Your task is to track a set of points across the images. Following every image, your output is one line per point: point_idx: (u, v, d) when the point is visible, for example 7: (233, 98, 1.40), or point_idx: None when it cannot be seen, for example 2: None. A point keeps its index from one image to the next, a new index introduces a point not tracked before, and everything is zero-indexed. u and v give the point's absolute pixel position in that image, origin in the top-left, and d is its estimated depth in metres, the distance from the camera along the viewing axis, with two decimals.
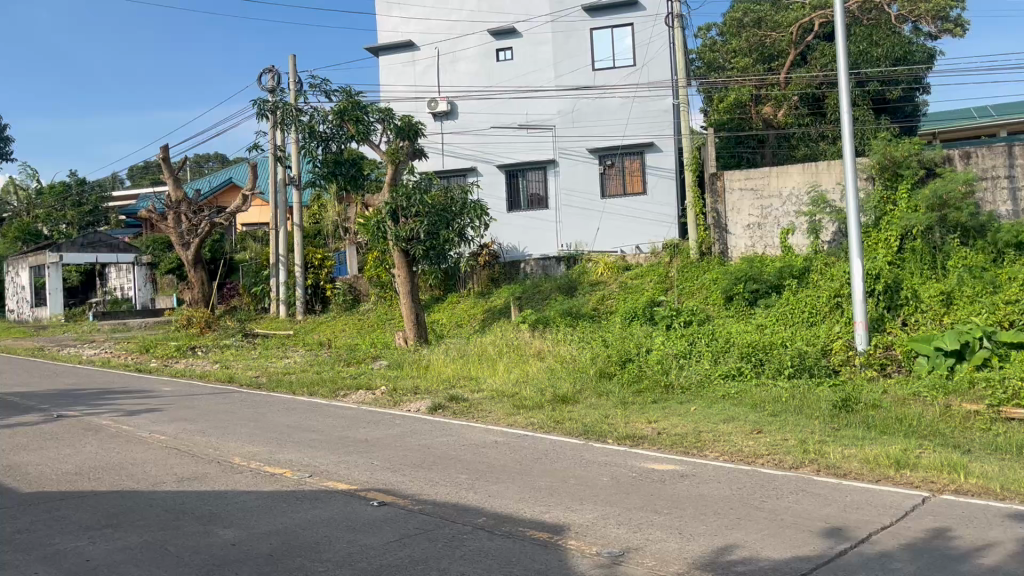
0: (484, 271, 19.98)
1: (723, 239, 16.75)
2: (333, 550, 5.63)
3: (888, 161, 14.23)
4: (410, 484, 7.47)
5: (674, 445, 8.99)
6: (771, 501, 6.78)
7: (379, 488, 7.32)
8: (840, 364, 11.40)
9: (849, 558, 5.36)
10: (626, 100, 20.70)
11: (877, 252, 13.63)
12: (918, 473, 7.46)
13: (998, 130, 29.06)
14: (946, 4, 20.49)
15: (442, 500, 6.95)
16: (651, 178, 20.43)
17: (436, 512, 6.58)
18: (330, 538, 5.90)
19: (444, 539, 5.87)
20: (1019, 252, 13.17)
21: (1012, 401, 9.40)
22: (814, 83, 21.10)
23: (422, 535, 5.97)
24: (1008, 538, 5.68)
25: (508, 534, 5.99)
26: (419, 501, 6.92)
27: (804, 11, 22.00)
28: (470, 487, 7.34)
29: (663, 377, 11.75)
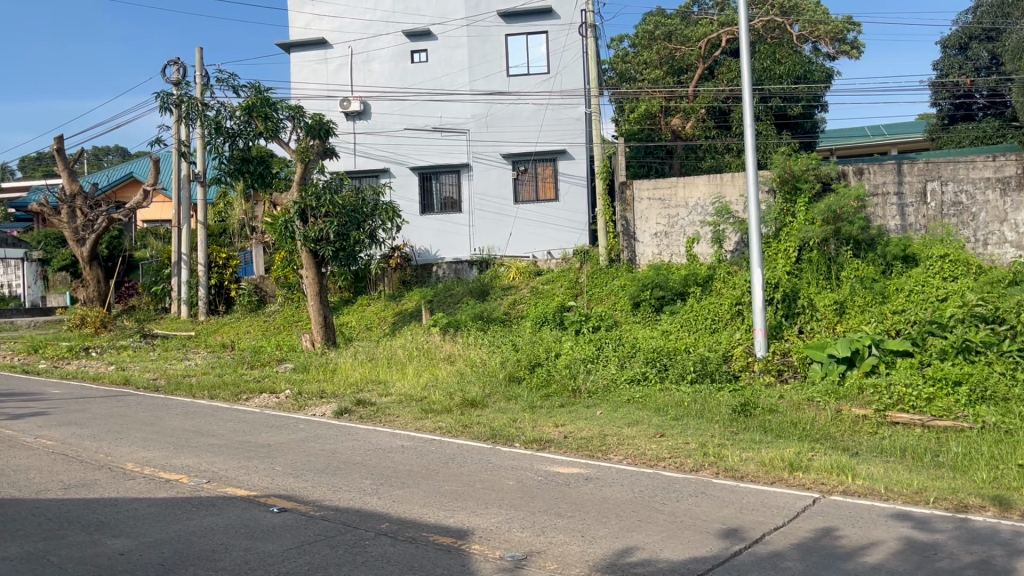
0: (395, 274, 19.82)
1: (631, 247, 17.09)
2: (229, 558, 5.48)
3: (788, 175, 14.78)
4: (312, 490, 7.34)
5: (580, 448, 9.12)
6: (672, 503, 6.95)
7: (280, 494, 7.17)
8: (740, 370, 11.80)
9: (743, 558, 5.55)
10: (539, 106, 20.91)
11: (777, 262, 14.21)
12: (811, 475, 7.80)
13: (889, 147, 30.86)
14: (843, 27, 21.51)
15: (345, 505, 6.86)
16: (563, 185, 20.71)
17: (338, 518, 6.49)
18: (226, 546, 5.74)
19: (346, 545, 5.79)
20: (906, 264, 13.90)
21: (898, 406, 9.92)
22: (720, 97, 22.01)
23: (322, 541, 5.88)
24: (891, 537, 5.99)
25: (411, 539, 5.96)
26: (320, 507, 6.80)
27: (713, 27, 22.61)
28: (374, 493, 7.27)
29: (570, 382, 11.88)
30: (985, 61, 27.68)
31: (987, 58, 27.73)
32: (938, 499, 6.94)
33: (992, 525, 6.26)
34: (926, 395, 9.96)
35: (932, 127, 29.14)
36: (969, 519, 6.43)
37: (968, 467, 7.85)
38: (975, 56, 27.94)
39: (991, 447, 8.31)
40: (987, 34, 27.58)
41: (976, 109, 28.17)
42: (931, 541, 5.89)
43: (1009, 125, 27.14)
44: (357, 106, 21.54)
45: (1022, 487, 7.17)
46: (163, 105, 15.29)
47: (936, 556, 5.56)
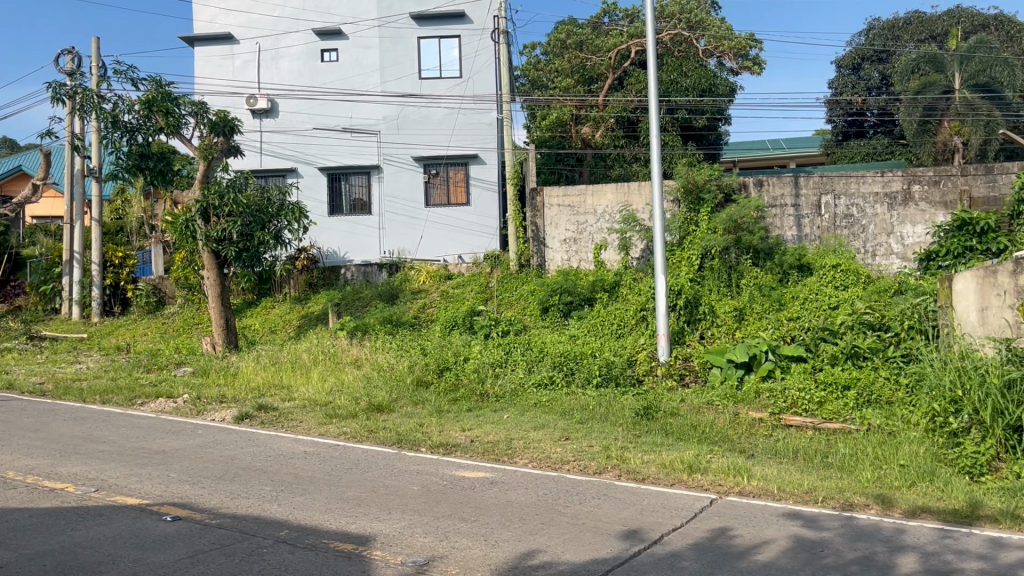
0: (301, 275, 19.44)
1: (541, 252, 17.23)
2: (116, 569, 5.26)
3: (691, 185, 15.21)
4: (208, 497, 7.13)
5: (486, 452, 9.15)
6: (574, 506, 7.05)
7: (174, 502, 6.93)
8: (644, 374, 12.07)
9: (642, 559, 5.68)
10: (451, 110, 20.88)
11: (680, 269, 14.63)
12: (708, 476, 8.04)
13: (787, 161, 32.14)
14: (745, 44, 21.93)
15: (243, 513, 6.68)
16: (474, 189, 20.79)
17: (235, 525, 6.32)
18: (113, 557, 5.51)
19: (242, 553, 5.65)
20: (801, 273, 14.49)
21: (792, 410, 10.34)
22: (628, 107, 22.24)
23: (217, 550, 5.71)
24: (782, 535, 6.23)
25: (310, 546, 5.86)
26: (216, 515, 6.61)
27: (623, 38, 23.02)
28: (274, 500, 7.10)
29: (478, 386, 11.90)
30: (876, 81, 29.10)
31: (878, 79, 29.18)
32: (826, 498, 7.27)
33: (875, 522, 6.60)
34: (817, 399, 10.44)
35: (827, 142, 30.30)
36: (855, 517, 6.75)
37: (854, 467, 8.26)
38: (867, 77, 29.39)
39: (876, 448, 8.75)
40: (878, 56, 29.39)
41: (868, 127, 29.63)
42: (819, 538, 6.16)
43: (897, 143, 28.66)
44: (264, 104, 21.04)
45: (904, 486, 7.59)
46: (56, 95, 14.55)
47: (823, 553, 5.82)
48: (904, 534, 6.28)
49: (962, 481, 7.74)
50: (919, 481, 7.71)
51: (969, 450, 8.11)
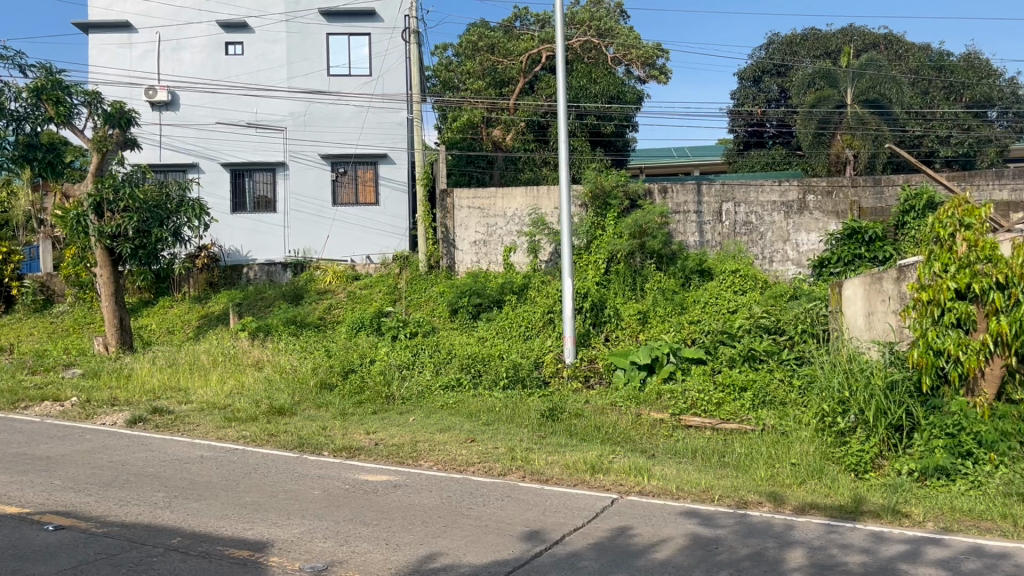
0: (201, 275, 18.85)
1: (450, 254, 17.14)
2: None
3: (599, 191, 15.48)
4: (95, 505, 6.81)
5: (390, 455, 9.06)
6: (477, 508, 7.06)
7: (57, 511, 6.59)
8: (550, 376, 12.17)
9: (543, 559, 5.74)
10: (359, 109, 20.61)
11: (586, 273, 14.88)
12: (610, 476, 8.19)
13: (692, 168, 33.15)
14: (653, 53, 22.07)
15: (132, 521, 6.41)
16: (383, 189, 20.56)
17: (123, 534, 6.07)
18: None
19: (130, 563, 5.42)
20: (702, 278, 14.91)
21: (691, 410, 10.66)
22: (539, 111, 22.77)
23: (103, 560, 5.47)
24: (679, 533, 6.40)
25: (203, 554, 5.67)
26: (103, 523, 6.32)
27: (534, 43, 23.27)
28: (166, 506, 6.85)
29: (384, 388, 11.80)
30: (775, 94, 30.46)
31: (777, 92, 30.51)
32: (721, 497, 7.50)
33: (767, 519, 6.85)
34: (715, 401, 10.77)
35: (730, 151, 31.26)
36: (748, 514, 6.99)
37: (749, 466, 8.54)
38: (766, 89, 30.71)
39: (769, 447, 9.05)
40: (777, 69, 30.53)
41: (768, 138, 30.56)
42: (713, 536, 6.35)
43: (794, 153, 29.34)
44: (163, 96, 20.32)
45: (795, 484, 7.90)
46: None
47: (717, 550, 6.00)
48: (793, 530, 6.55)
49: (849, 478, 8.09)
50: (810, 479, 8.05)
51: (855, 449, 8.50)
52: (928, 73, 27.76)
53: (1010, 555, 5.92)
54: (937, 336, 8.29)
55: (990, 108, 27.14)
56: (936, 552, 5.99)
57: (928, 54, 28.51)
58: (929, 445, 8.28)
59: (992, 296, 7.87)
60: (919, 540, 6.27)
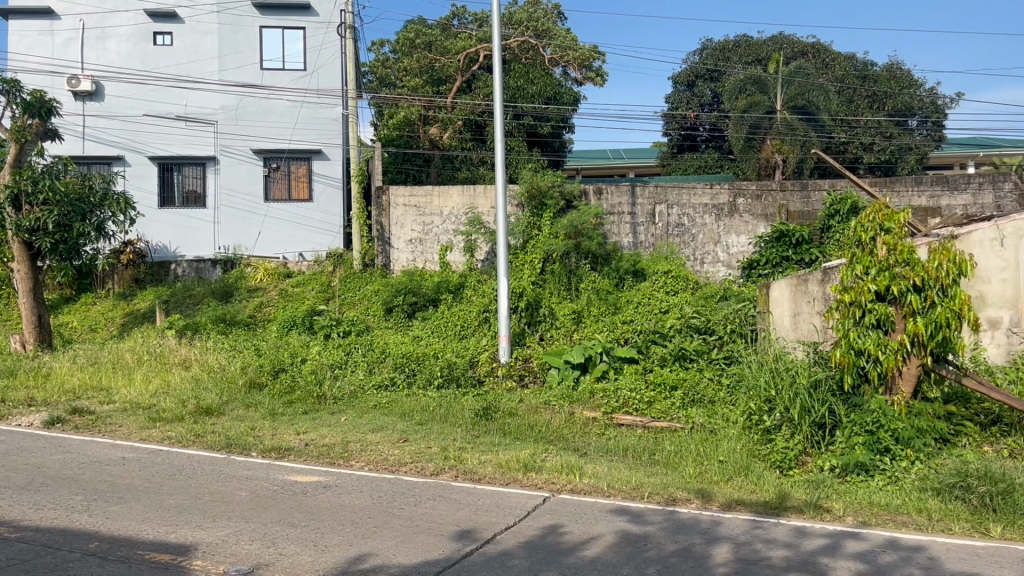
0: (126, 271, 18.27)
1: (386, 252, 16.95)
2: None
3: (535, 191, 15.51)
4: (9, 509, 6.55)
5: (321, 456, 8.93)
6: (409, 508, 7.02)
7: None
8: (484, 375, 12.15)
9: (473, 558, 5.74)
10: (293, 104, 20.27)
11: (522, 273, 14.93)
12: (542, 475, 8.23)
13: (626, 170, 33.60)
14: (589, 55, 22.31)
15: (48, 525, 6.19)
16: (317, 186, 20.25)
17: (37, 539, 5.84)
18: None
19: (44, 569, 5.23)
20: (635, 278, 15.13)
21: (623, 409, 10.80)
22: (477, 111, 22.63)
23: (17, 567, 5.27)
24: (608, 530, 6.48)
25: (123, 558, 5.50)
26: (16, 528, 6.09)
27: (471, 42, 23.15)
28: (84, 510, 6.62)
29: (315, 388, 11.62)
30: (709, 98, 31.25)
31: (711, 96, 31.33)
32: (651, 494, 7.62)
33: (695, 516, 6.98)
34: (646, 399, 10.92)
35: (665, 154, 31.81)
36: (676, 511, 7.12)
37: (678, 464, 8.69)
38: (700, 93, 31.40)
39: (698, 445, 9.22)
40: (710, 75, 31.12)
41: (700, 141, 30.98)
42: (642, 533, 6.44)
43: (726, 159, 30.31)
44: (88, 86, 19.64)
45: (722, 481, 8.06)
46: None
47: (645, 546, 6.09)
48: (720, 526, 6.69)
49: (774, 475, 8.30)
50: (736, 476, 8.23)
51: (780, 446, 8.73)
52: (853, 82, 28.66)
53: (923, 547, 6.16)
54: (858, 336, 8.52)
55: (911, 118, 28.12)
56: (854, 545, 6.20)
57: (853, 63, 29.26)
58: (850, 442, 8.55)
59: (909, 299, 8.15)
60: (839, 534, 6.48)
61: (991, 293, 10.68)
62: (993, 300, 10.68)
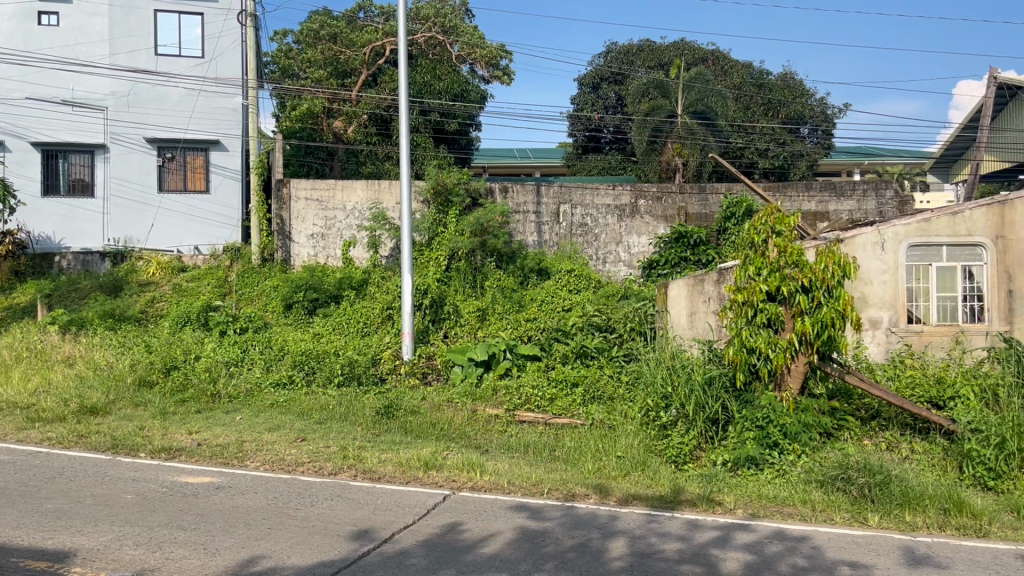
0: (5, 263, 17.24)
1: (286, 246, 16.59)
2: None
3: (441, 187, 15.34)
4: None
5: (213, 456, 8.64)
6: (305, 508, 6.86)
7: None
8: (387, 372, 11.99)
9: (370, 558, 5.66)
10: (190, 92, 19.57)
11: (427, 270, 14.77)
12: (443, 472, 8.20)
13: (535, 169, 34.29)
14: (495, 53, 22.43)
15: None
16: (214, 177, 19.70)
17: None
18: None
19: None
20: (539, 277, 15.29)
21: (526, 406, 10.86)
22: (382, 104, 22.38)
23: None
24: (508, 527, 6.51)
25: None
26: None
27: (377, 35, 22.88)
28: None
29: (209, 386, 11.24)
30: (612, 101, 31.87)
31: (614, 99, 31.96)
32: (550, 490, 7.70)
33: (593, 510, 7.10)
34: (548, 396, 11.02)
35: (570, 154, 32.22)
36: (575, 506, 7.22)
37: (577, 459, 8.81)
38: (605, 96, 32.06)
39: (597, 441, 9.37)
40: (614, 78, 31.76)
41: (604, 142, 31.62)
42: (541, 529, 6.50)
43: (629, 160, 30.56)
44: None
45: (620, 476, 8.22)
46: None
47: (543, 542, 6.15)
48: (617, 521, 6.81)
49: (669, 470, 8.51)
50: (633, 471, 8.40)
51: (676, 441, 8.97)
52: (749, 90, 29.69)
53: (807, 537, 6.43)
54: (750, 334, 8.82)
55: (803, 125, 29.30)
56: (744, 536, 6.42)
57: (750, 72, 30.28)
58: (741, 437, 8.82)
59: (798, 299, 8.50)
60: (729, 526, 6.69)
61: (873, 295, 11.23)
62: (874, 301, 11.23)
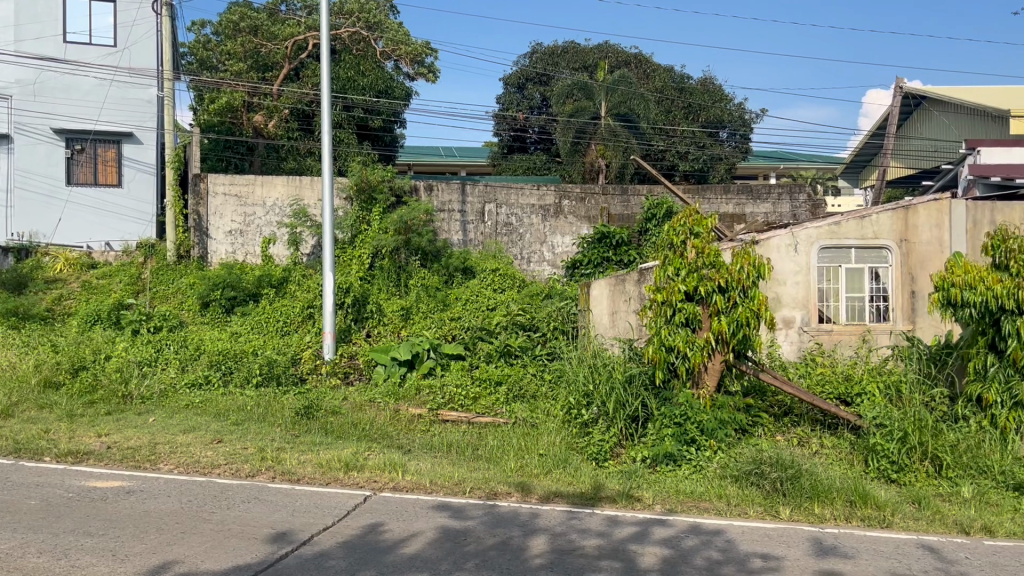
0: None
1: (202, 243, 16.06)
2: None
3: (364, 184, 15.17)
4: None
5: (124, 459, 8.35)
6: (221, 512, 6.69)
7: None
8: (307, 372, 11.79)
9: (288, 561, 5.56)
10: (101, 81, 18.83)
11: (350, 269, 14.60)
12: (364, 473, 8.11)
13: (460, 168, 34.53)
14: (422, 52, 22.27)
15: None
16: (127, 171, 18.99)
17: None
18: None
19: None
20: (464, 276, 15.23)
21: (449, 405, 10.82)
22: (304, 100, 21.83)
23: None
24: (429, 527, 6.47)
25: None
26: None
27: (299, 29, 22.33)
28: None
29: (120, 386, 10.84)
30: (538, 101, 32.17)
31: (539, 100, 32.31)
32: (472, 489, 7.69)
33: (514, 509, 7.13)
34: (472, 395, 11.02)
35: (494, 154, 32.23)
36: (497, 504, 7.24)
37: (500, 458, 8.83)
38: (530, 96, 32.35)
39: (519, 439, 9.39)
40: (540, 78, 32.05)
41: (529, 143, 31.76)
42: (463, 528, 6.49)
43: (554, 160, 30.86)
44: None
45: (541, 474, 8.27)
46: None
47: (465, 541, 6.14)
48: (538, 518, 6.86)
49: (589, 467, 8.61)
50: (554, 468, 8.46)
51: (596, 438, 9.08)
52: (671, 92, 29.88)
53: (722, 530, 6.60)
54: (669, 333, 8.97)
55: (721, 129, 30.27)
56: (661, 531, 6.55)
57: (673, 75, 30.40)
58: (660, 434, 8.98)
59: (715, 298, 8.70)
60: (648, 521, 6.82)
61: (786, 295, 11.60)
62: (788, 301, 11.61)
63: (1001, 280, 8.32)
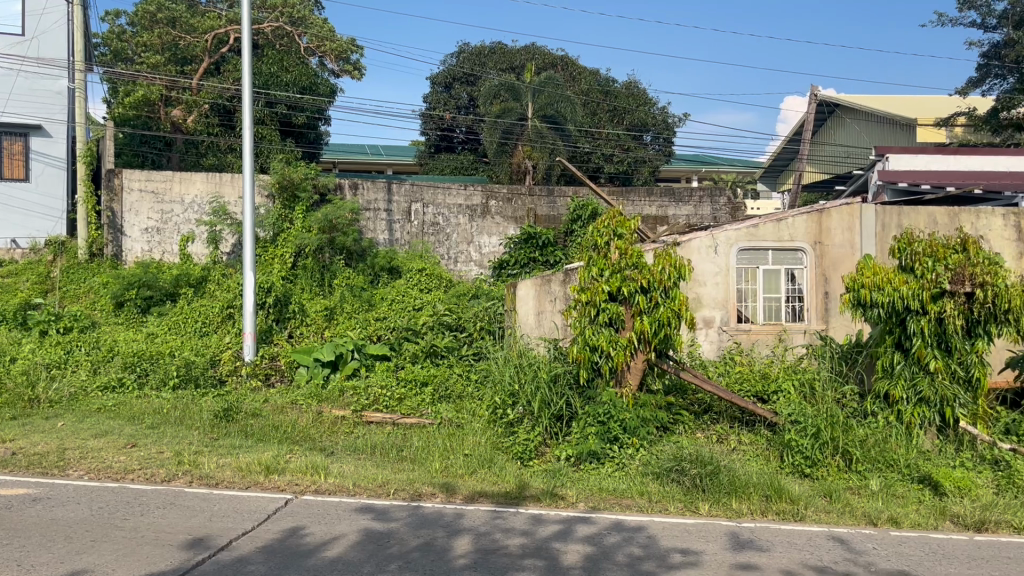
0: None
1: (117, 240, 15.52)
2: None
3: (287, 182, 14.88)
4: None
5: (31, 466, 7.99)
6: (134, 518, 6.46)
7: None
8: (227, 374, 11.50)
9: (205, 567, 5.41)
10: (7, 71, 17.98)
11: (272, 268, 14.32)
12: (285, 476, 7.95)
13: (384, 167, 34.32)
14: (347, 47, 22.14)
15: None
16: (35, 165, 18.20)
17: None
18: None
19: None
20: (389, 275, 15.10)
21: (373, 406, 10.71)
22: (225, 94, 21.43)
23: None
24: (351, 530, 6.37)
25: None
26: None
27: (220, 22, 21.88)
28: None
29: (27, 390, 10.36)
30: (465, 101, 32.14)
31: (466, 100, 32.33)
32: (396, 491, 7.62)
33: (438, 510, 7.08)
34: (396, 396, 10.94)
35: (420, 153, 32.07)
36: (421, 506, 7.18)
37: (425, 459, 8.77)
38: (456, 96, 32.33)
39: (444, 439, 9.34)
40: (466, 78, 32.03)
41: (456, 142, 31.68)
42: (386, 530, 6.42)
43: (480, 160, 30.84)
44: None
45: (465, 474, 8.24)
46: None
47: (388, 543, 6.08)
48: (462, 518, 6.83)
49: (514, 466, 8.61)
50: (479, 469, 8.44)
51: (521, 438, 9.10)
52: (595, 96, 30.35)
53: (643, 527, 6.69)
54: (593, 333, 9.05)
55: (645, 133, 30.63)
56: (584, 529, 6.60)
57: (597, 78, 31.05)
58: (583, 432, 9.06)
59: (637, 299, 8.82)
60: (571, 519, 6.87)
61: (706, 295, 11.87)
62: (707, 301, 11.87)
63: (907, 281, 8.66)
